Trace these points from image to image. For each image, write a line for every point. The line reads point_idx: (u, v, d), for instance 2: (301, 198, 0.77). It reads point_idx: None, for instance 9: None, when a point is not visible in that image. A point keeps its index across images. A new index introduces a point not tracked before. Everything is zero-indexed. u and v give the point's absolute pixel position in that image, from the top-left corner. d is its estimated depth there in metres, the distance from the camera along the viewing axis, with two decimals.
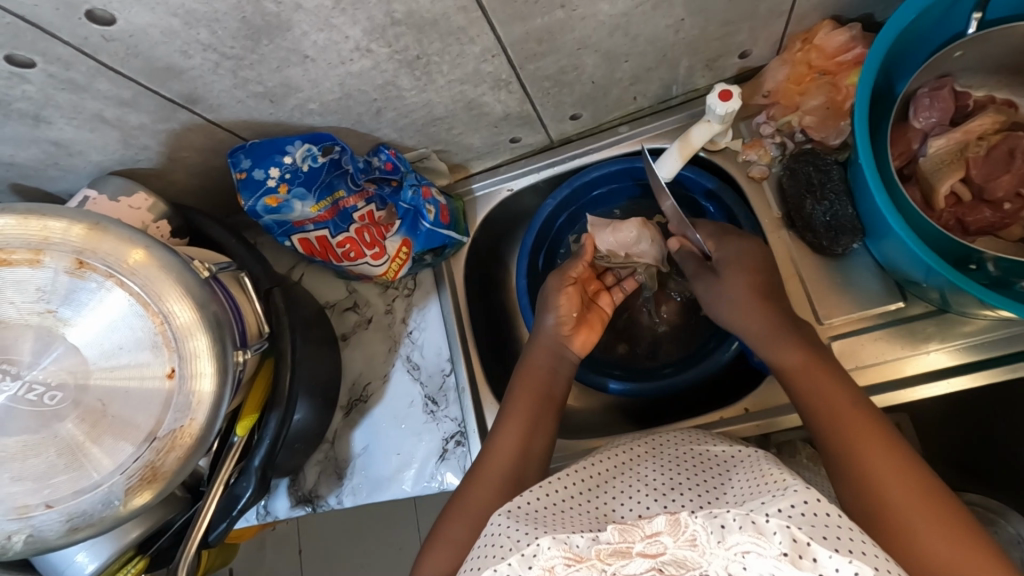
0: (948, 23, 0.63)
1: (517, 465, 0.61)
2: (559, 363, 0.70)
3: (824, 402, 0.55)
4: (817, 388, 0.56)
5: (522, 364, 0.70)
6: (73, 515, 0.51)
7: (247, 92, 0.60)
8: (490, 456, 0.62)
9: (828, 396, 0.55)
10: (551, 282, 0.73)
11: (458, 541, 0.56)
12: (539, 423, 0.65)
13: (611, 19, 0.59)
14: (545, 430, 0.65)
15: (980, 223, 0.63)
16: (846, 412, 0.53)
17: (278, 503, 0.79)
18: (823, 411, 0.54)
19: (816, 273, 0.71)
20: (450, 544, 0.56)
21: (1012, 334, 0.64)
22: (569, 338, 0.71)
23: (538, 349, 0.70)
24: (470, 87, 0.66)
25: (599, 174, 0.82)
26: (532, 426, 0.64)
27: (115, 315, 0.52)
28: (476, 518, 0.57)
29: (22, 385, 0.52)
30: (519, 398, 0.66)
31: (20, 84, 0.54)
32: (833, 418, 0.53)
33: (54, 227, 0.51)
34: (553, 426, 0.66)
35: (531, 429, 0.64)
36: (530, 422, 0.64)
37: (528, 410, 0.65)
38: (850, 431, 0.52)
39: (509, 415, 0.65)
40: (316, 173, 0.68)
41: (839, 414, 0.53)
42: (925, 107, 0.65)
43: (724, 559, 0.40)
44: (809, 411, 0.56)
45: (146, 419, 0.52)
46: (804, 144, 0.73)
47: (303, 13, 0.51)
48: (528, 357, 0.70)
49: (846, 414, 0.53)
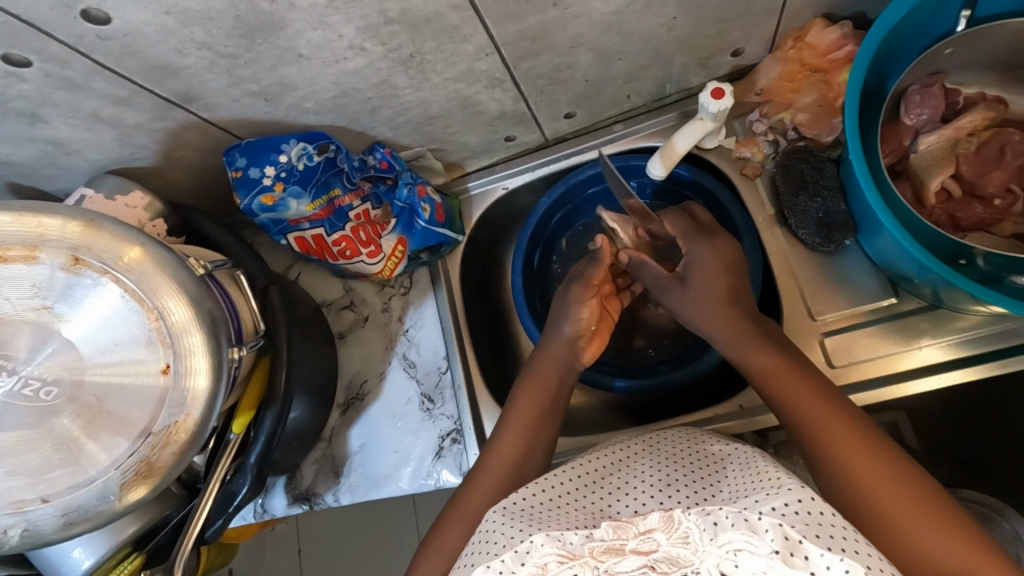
0: (939, 20, 0.63)
1: (517, 477, 0.61)
2: (568, 372, 0.69)
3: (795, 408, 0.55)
4: (792, 393, 0.56)
5: (527, 366, 0.70)
6: (68, 508, 0.52)
7: (242, 90, 0.60)
8: (491, 453, 0.63)
9: (802, 398, 0.55)
10: (575, 291, 0.70)
11: (453, 546, 0.56)
12: (542, 429, 0.65)
13: (604, 17, 0.60)
14: (547, 434, 0.65)
15: (971, 219, 0.64)
16: (830, 416, 0.53)
17: (276, 500, 0.79)
18: (808, 417, 0.54)
19: (811, 270, 0.71)
20: (444, 549, 0.56)
21: (1005, 330, 0.65)
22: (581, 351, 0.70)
23: (545, 356, 0.69)
24: (465, 85, 0.66)
25: (594, 172, 0.82)
26: (533, 428, 0.64)
27: (109, 311, 0.52)
28: (469, 526, 0.57)
29: (17, 381, 0.52)
30: (524, 406, 0.66)
31: (17, 83, 0.54)
32: (807, 423, 0.53)
33: (50, 224, 0.51)
34: (557, 427, 0.66)
35: (533, 441, 0.63)
36: (528, 433, 0.64)
37: (528, 424, 0.64)
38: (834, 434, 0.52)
39: (511, 417, 0.66)
40: (311, 172, 0.68)
41: (814, 418, 0.53)
42: (916, 103, 0.65)
43: (716, 557, 0.40)
44: (792, 417, 0.55)
45: (141, 415, 0.52)
46: (797, 141, 0.74)
47: (297, 12, 0.51)
48: (534, 364, 0.70)
49: (829, 419, 0.53)
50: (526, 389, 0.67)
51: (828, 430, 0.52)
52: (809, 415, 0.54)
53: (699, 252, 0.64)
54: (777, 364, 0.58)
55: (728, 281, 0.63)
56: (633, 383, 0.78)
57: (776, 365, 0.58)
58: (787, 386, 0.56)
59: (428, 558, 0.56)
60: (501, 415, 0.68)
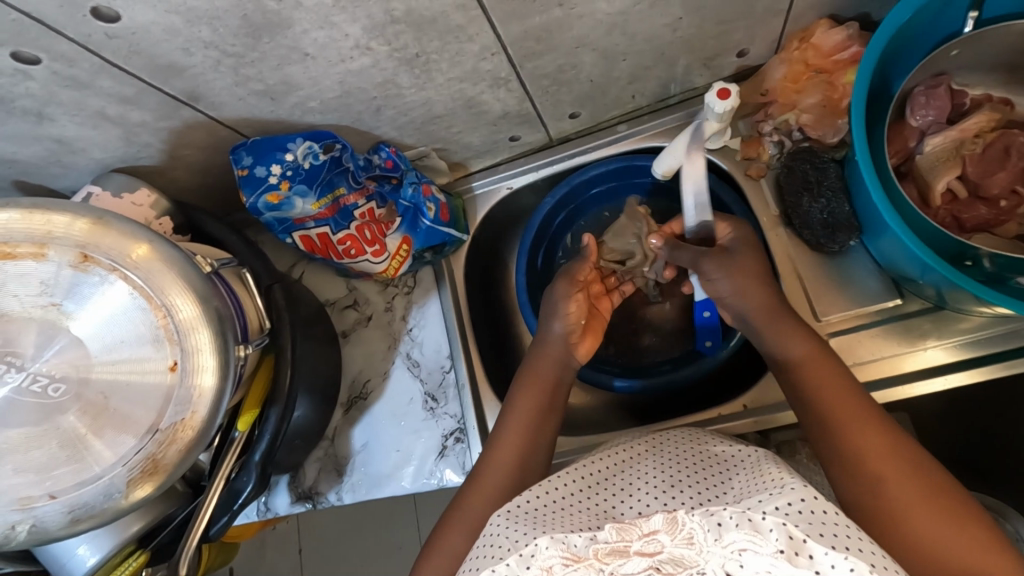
0: (944, 21, 0.63)
1: (518, 479, 0.61)
2: (565, 372, 0.69)
3: (817, 402, 0.55)
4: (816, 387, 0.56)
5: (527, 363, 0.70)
6: (74, 506, 0.52)
7: (247, 89, 0.60)
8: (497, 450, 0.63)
9: (825, 391, 0.55)
10: (560, 287, 0.72)
11: (457, 548, 0.56)
12: (541, 431, 0.65)
13: (609, 17, 0.60)
14: (546, 433, 0.65)
15: (976, 220, 0.64)
16: (847, 408, 0.54)
17: (278, 499, 0.80)
18: (832, 410, 0.54)
19: (814, 271, 0.71)
20: (448, 556, 0.56)
21: (1008, 331, 0.65)
22: (574, 349, 0.70)
23: (545, 355, 0.69)
24: (470, 85, 0.66)
25: (598, 172, 0.82)
26: (532, 426, 0.65)
27: (117, 308, 0.52)
28: (471, 529, 0.57)
29: (25, 377, 0.52)
30: (523, 406, 0.66)
31: (23, 81, 0.54)
32: (828, 418, 0.54)
33: (58, 221, 0.51)
34: (554, 428, 0.66)
35: (533, 443, 0.64)
36: (529, 433, 0.64)
37: (525, 426, 0.64)
38: (852, 429, 0.52)
39: (510, 416, 0.66)
40: (317, 171, 0.68)
41: (835, 413, 0.54)
42: (921, 104, 0.65)
43: (721, 557, 0.40)
44: (810, 410, 0.56)
45: (146, 413, 0.52)
46: (802, 142, 0.73)
47: (303, 11, 0.51)
48: (530, 364, 0.70)
49: (847, 414, 0.53)
50: (524, 390, 0.67)
51: (845, 425, 0.53)
52: (827, 407, 0.54)
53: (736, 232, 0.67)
54: (808, 353, 0.58)
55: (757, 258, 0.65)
56: (638, 383, 0.78)
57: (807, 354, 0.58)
58: (810, 377, 0.57)
59: (431, 561, 0.57)
60: (500, 412, 0.68)
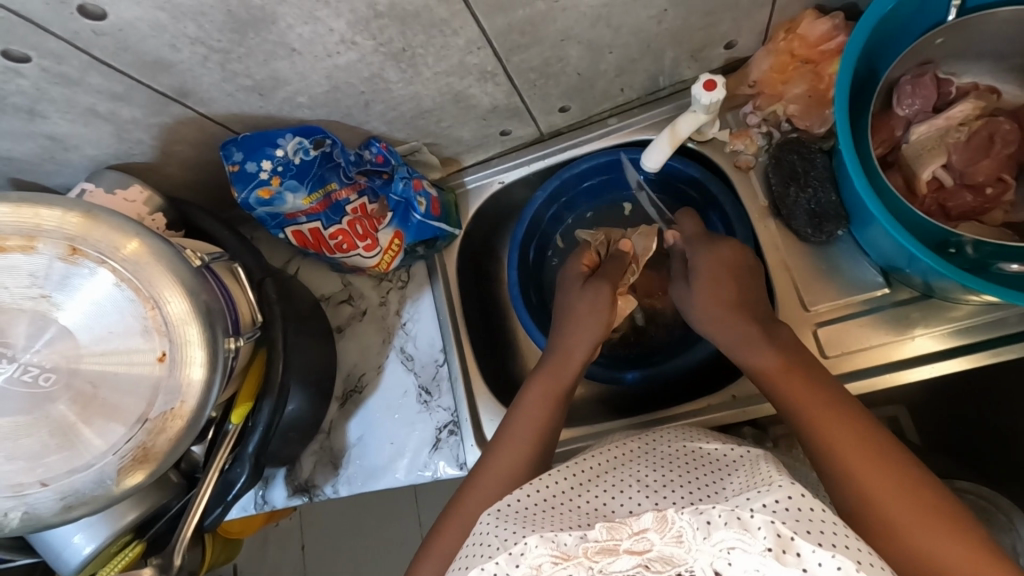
0: (929, 11, 0.63)
1: (517, 475, 0.61)
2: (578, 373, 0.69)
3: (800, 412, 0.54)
4: (800, 394, 0.55)
5: (541, 362, 0.71)
6: (66, 493, 0.53)
7: (236, 85, 0.61)
8: (498, 457, 0.63)
9: (804, 399, 0.54)
10: (603, 292, 0.71)
11: (449, 554, 0.57)
12: (553, 421, 0.66)
13: (593, 9, 0.60)
14: (554, 425, 0.66)
15: (962, 208, 0.64)
16: (824, 412, 0.52)
17: (276, 492, 0.81)
18: (813, 419, 0.53)
19: (802, 262, 0.71)
20: (438, 556, 0.57)
21: (995, 320, 0.64)
22: (592, 353, 0.71)
23: (566, 355, 0.69)
24: (456, 79, 0.67)
25: (588, 165, 0.83)
26: (542, 425, 0.65)
27: (103, 297, 0.53)
28: (462, 529, 0.58)
29: (17, 368, 0.53)
30: (535, 398, 0.66)
31: (15, 78, 0.56)
32: (811, 427, 0.52)
33: (47, 215, 0.52)
34: (561, 423, 0.67)
35: (542, 433, 0.64)
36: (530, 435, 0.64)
37: (529, 429, 0.64)
38: (833, 437, 0.51)
39: (517, 420, 0.65)
40: (307, 166, 0.70)
41: (817, 423, 0.52)
42: (908, 94, 0.65)
43: (709, 556, 0.40)
44: (786, 409, 0.55)
45: (135, 403, 0.53)
46: (790, 133, 0.74)
47: (287, 6, 0.52)
48: (551, 356, 0.70)
49: (824, 415, 0.52)
50: (539, 385, 0.67)
51: (822, 428, 0.52)
52: (806, 416, 0.53)
53: (700, 259, 0.65)
54: (775, 362, 0.57)
55: (735, 287, 0.63)
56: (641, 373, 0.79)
57: (769, 360, 0.58)
58: (781, 383, 0.56)
59: (426, 562, 0.58)
60: (511, 407, 0.68)
